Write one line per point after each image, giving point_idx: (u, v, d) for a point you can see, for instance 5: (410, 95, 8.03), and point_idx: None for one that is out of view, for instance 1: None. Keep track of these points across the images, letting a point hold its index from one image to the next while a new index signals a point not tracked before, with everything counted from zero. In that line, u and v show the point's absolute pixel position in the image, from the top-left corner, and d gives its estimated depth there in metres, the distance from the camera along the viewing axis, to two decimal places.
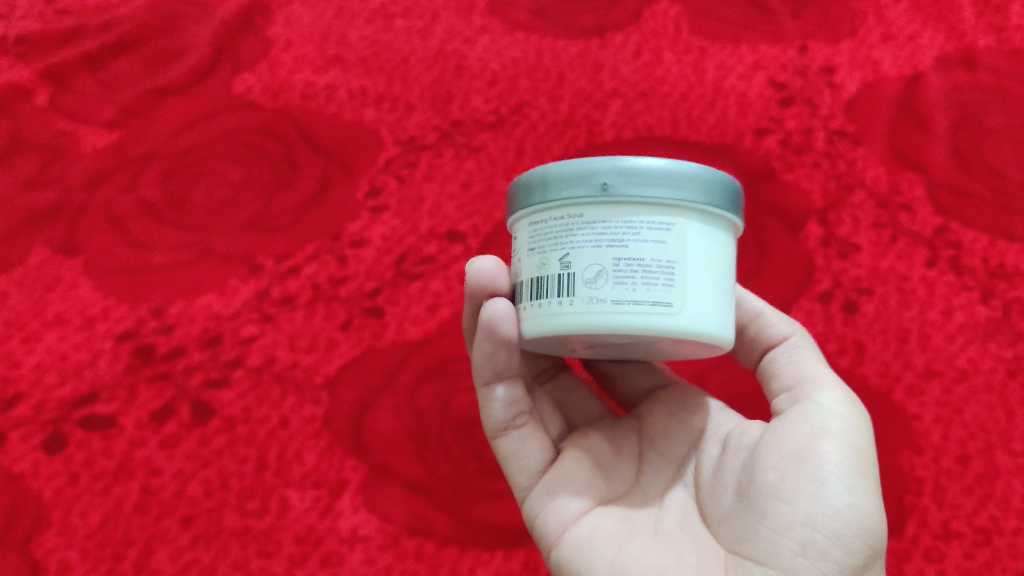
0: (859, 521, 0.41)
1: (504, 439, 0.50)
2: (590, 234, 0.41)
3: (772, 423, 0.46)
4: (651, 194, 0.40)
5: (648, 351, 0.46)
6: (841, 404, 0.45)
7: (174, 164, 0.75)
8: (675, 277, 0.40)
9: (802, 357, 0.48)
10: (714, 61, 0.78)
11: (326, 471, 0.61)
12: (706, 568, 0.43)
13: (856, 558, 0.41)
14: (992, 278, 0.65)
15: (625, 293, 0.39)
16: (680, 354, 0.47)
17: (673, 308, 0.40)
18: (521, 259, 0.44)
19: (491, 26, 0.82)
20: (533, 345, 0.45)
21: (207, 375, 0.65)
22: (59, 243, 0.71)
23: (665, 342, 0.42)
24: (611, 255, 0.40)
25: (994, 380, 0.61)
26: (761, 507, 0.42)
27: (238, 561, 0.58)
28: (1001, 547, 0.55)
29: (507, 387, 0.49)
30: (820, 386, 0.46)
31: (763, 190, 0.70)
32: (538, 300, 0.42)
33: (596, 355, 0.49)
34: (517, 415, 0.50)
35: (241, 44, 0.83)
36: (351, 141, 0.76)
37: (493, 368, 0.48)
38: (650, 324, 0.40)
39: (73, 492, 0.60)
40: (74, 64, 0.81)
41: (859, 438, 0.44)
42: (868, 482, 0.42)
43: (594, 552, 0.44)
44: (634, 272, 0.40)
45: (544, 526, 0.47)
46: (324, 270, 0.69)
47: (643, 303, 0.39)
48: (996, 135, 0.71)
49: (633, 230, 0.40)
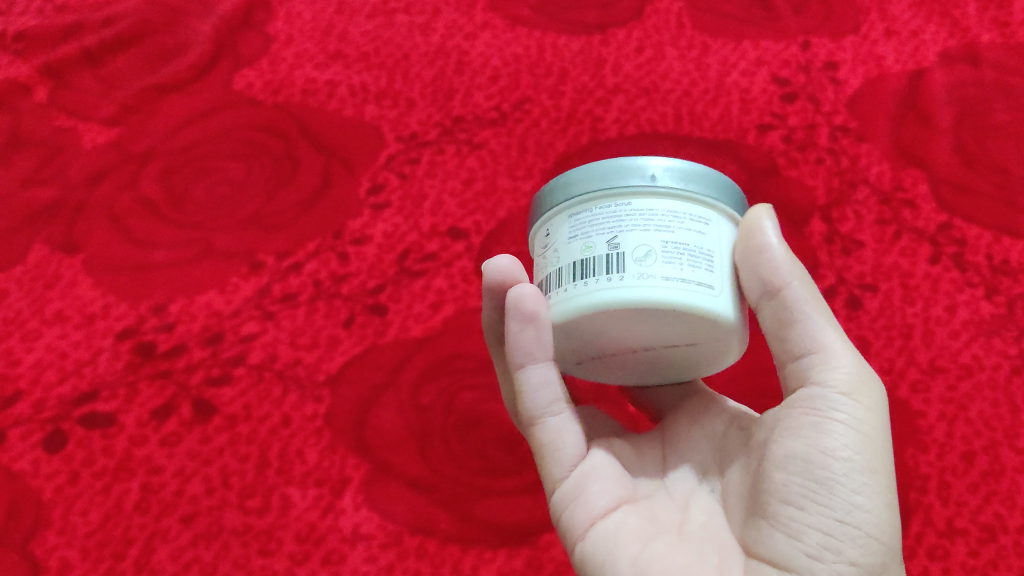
0: (872, 521, 0.41)
1: (539, 429, 0.48)
2: (639, 219, 0.40)
3: (780, 411, 0.45)
4: (694, 190, 0.42)
5: (672, 360, 0.46)
6: (856, 372, 0.43)
7: (174, 161, 0.74)
8: (715, 264, 0.41)
9: (813, 314, 0.44)
10: (716, 57, 0.78)
11: (328, 469, 0.61)
12: (727, 569, 0.43)
13: (873, 557, 0.41)
14: (997, 274, 0.65)
15: (674, 272, 0.39)
16: (697, 368, 0.47)
17: (715, 291, 0.40)
18: (558, 248, 0.43)
19: (493, 22, 0.82)
20: (566, 335, 0.43)
21: (208, 373, 0.64)
22: (59, 240, 0.71)
23: (703, 331, 0.42)
24: (659, 237, 0.40)
25: (998, 377, 0.60)
26: (773, 512, 0.42)
27: (239, 560, 0.58)
28: (1008, 545, 0.55)
29: (542, 369, 0.46)
30: (829, 353, 0.43)
31: (766, 187, 0.70)
32: (582, 280, 0.40)
33: (618, 374, 0.49)
34: (554, 403, 0.47)
35: (241, 40, 0.83)
36: (353, 137, 0.76)
37: (526, 351, 0.45)
38: (698, 303, 0.39)
39: (73, 491, 0.60)
40: (72, 61, 0.81)
41: (870, 425, 0.42)
42: (879, 478, 0.41)
43: (619, 550, 0.44)
44: (682, 254, 0.40)
45: (572, 519, 0.46)
46: (326, 267, 0.69)
47: (690, 282, 0.39)
48: (1001, 131, 0.71)
49: (677, 218, 0.41)
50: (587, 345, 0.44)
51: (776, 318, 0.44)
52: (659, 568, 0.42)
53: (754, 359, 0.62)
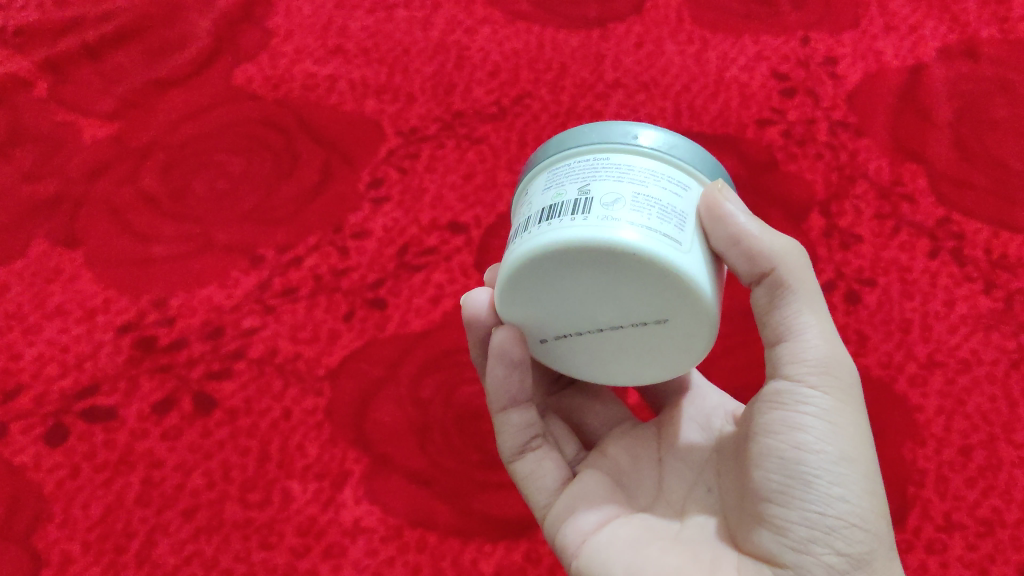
0: (853, 510, 0.40)
1: (520, 462, 0.52)
2: (614, 170, 0.40)
3: (756, 405, 0.44)
4: (677, 156, 0.41)
5: (638, 344, 0.44)
6: (826, 357, 0.42)
7: (174, 155, 0.75)
8: (686, 225, 0.40)
9: (797, 295, 0.43)
10: (716, 51, 0.78)
11: (329, 462, 0.61)
12: (720, 565, 0.43)
13: (860, 546, 0.40)
14: (995, 269, 0.65)
15: (641, 220, 0.38)
16: (665, 363, 0.45)
17: (681, 247, 0.39)
18: (532, 199, 0.42)
19: (492, 16, 0.82)
20: (525, 295, 0.42)
21: (208, 366, 0.65)
22: (60, 234, 0.71)
23: (666, 295, 0.40)
24: (632, 187, 0.39)
25: (996, 371, 0.61)
26: (757, 510, 0.42)
27: (240, 553, 0.58)
28: (1005, 539, 0.55)
29: (522, 411, 0.51)
30: (799, 341, 0.42)
31: (765, 181, 0.70)
32: (547, 221, 0.39)
33: (588, 363, 0.47)
34: (532, 438, 0.52)
35: (241, 35, 0.83)
36: (352, 132, 0.76)
37: (508, 394, 0.50)
38: (658, 253, 0.38)
39: (74, 484, 0.60)
40: (71, 54, 0.81)
41: (842, 414, 0.42)
42: (856, 467, 0.41)
43: (611, 558, 0.45)
44: (652, 207, 0.39)
45: (565, 537, 0.48)
46: (326, 262, 0.69)
47: (655, 232, 0.38)
48: (999, 126, 0.71)
49: (654, 176, 0.40)
50: (548, 310, 0.43)
51: (768, 298, 0.44)
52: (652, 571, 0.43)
53: (753, 353, 0.63)
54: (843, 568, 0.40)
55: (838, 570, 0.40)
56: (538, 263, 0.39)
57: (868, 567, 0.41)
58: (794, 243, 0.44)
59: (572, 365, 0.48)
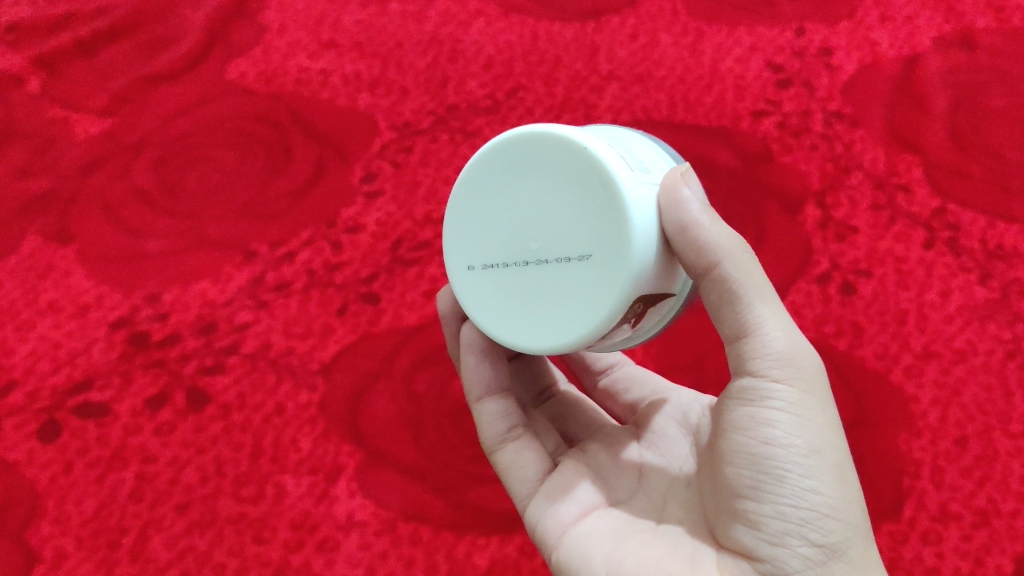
0: (824, 501, 0.41)
1: (501, 453, 0.52)
2: (599, 130, 0.46)
3: (725, 401, 0.44)
4: (660, 151, 0.46)
5: (556, 289, 0.41)
6: (788, 350, 0.41)
7: (167, 150, 0.74)
8: (645, 172, 0.42)
9: (749, 290, 0.41)
10: (711, 43, 0.78)
11: (322, 457, 0.61)
12: (701, 556, 0.44)
13: (834, 534, 0.41)
14: (991, 259, 0.64)
15: (603, 139, 0.42)
16: (574, 313, 0.41)
17: (630, 170, 0.40)
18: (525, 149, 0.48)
19: (486, 9, 0.81)
20: (474, 200, 0.44)
21: (201, 361, 0.64)
22: (52, 230, 0.70)
23: (597, 210, 0.40)
24: (608, 135, 0.44)
25: (992, 361, 0.60)
26: (733, 507, 0.42)
27: (235, 547, 0.58)
28: (999, 529, 0.55)
29: (496, 401, 0.53)
30: (760, 336, 0.42)
31: (761, 174, 0.69)
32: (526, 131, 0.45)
33: (506, 317, 0.43)
34: (510, 428, 0.53)
35: (233, 29, 0.83)
36: (345, 126, 0.75)
37: (482, 381, 0.53)
38: (603, 152, 0.40)
39: (67, 480, 0.60)
40: (62, 50, 0.81)
41: (809, 406, 0.41)
42: (825, 459, 0.41)
43: (591, 551, 0.46)
44: (618, 146, 0.42)
45: (545, 529, 0.48)
46: (319, 256, 0.69)
47: (609, 148, 0.41)
48: (995, 116, 0.71)
49: (632, 143, 0.45)
50: (486, 229, 0.43)
51: (718, 295, 0.42)
52: (631, 565, 0.44)
53: None
54: (819, 558, 0.41)
55: (814, 560, 0.41)
56: (496, 157, 0.43)
57: (844, 556, 0.41)
58: (740, 236, 0.42)
59: (488, 320, 0.44)
